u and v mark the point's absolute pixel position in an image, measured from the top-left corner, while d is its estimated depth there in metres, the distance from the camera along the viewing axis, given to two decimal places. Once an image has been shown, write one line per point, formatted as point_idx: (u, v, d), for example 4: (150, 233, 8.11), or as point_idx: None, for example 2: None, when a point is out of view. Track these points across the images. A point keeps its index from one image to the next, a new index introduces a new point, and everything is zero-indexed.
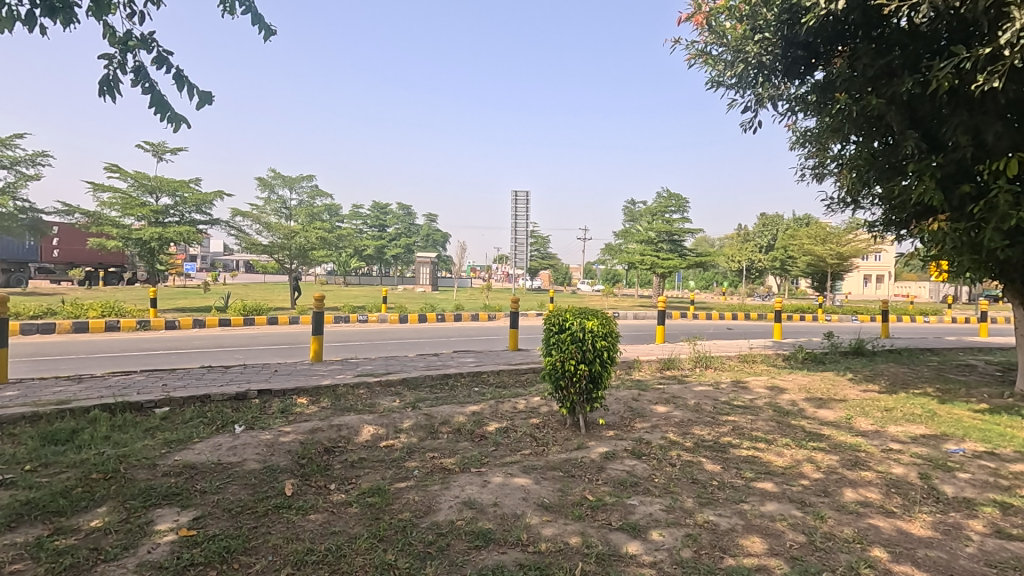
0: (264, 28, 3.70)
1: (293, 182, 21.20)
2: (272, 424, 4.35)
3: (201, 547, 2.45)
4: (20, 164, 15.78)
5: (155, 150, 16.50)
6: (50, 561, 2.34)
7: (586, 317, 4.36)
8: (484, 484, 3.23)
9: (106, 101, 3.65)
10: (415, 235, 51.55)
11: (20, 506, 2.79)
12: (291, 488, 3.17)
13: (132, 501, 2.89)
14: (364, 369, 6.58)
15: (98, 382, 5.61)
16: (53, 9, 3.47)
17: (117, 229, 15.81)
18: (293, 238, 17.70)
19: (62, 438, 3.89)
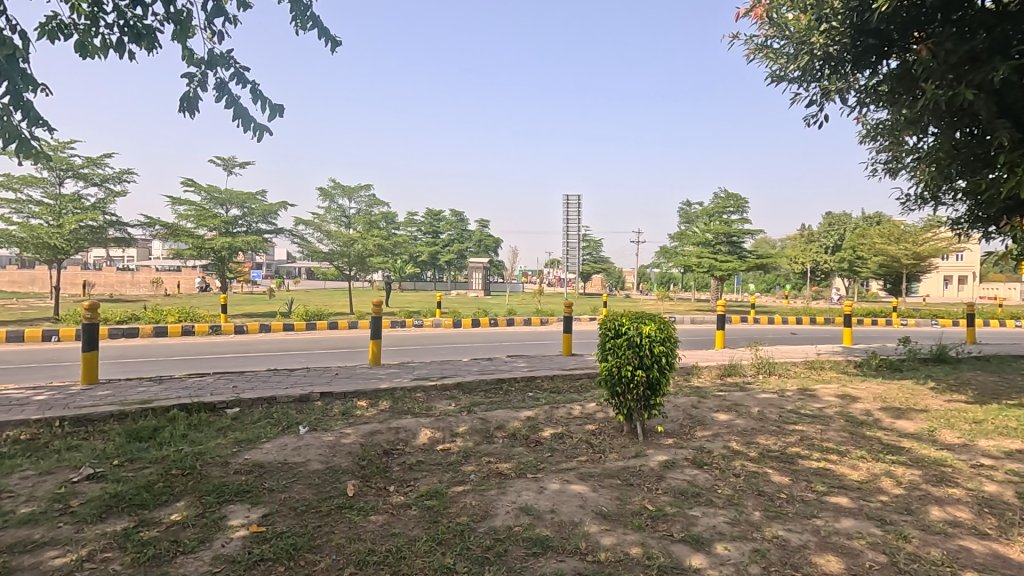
0: (330, 40, 4.02)
1: (351, 192, 21.39)
2: (333, 426, 4.49)
3: (269, 544, 2.55)
4: (109, 181, 17.06)
5: (226, 164, 17.56)
6: (136, 552, 2.48)
7: (643, 322, 4.27)
8: (541, 491, 3.20)
9: (188, 116, 3.99)
10: (467, 241, 52.22)
11: (110, 498, 3.00)
12: (353, 488, 3.26)
13: (208, 497, 3.05)
14: (421, 374, 6.69)
15: (176, 383, 5.99)
16: (139, 35, 3.81)
17: (193, 239, 16.87)
18: (352, 246, 18.38)
19: (144, 435, 4.17)
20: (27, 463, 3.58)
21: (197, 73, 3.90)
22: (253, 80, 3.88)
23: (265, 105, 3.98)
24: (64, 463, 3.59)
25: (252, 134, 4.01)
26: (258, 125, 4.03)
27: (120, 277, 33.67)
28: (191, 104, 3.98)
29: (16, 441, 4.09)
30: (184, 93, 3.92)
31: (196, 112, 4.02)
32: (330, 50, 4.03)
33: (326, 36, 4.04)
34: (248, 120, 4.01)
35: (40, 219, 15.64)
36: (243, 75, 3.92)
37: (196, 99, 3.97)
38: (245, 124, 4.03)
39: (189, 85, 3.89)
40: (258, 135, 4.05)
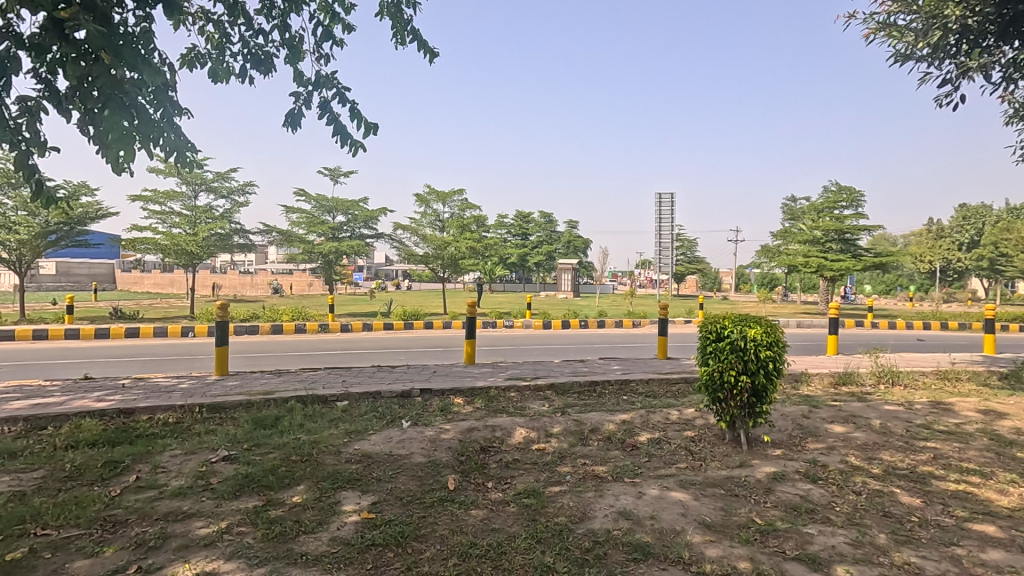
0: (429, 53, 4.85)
1: (446, 198, 22.37)
2: (433, 421, 4.68)
3: (380, 530, 2.72)
4: (234, 194, 18.93)
5: (333, 174, 18.90)
6: (265, 528, 2.73)
7: (747, 325, 4.06)
8: (639, 496, 3.13)
9: (291, 132, 4.58)
10: (556, 242, 52.18)
11: (242, 478, 3.34)
12: (454, 482, 3.38)
13: (324, 482, 3.31)
14: (513, 374, 6.78)
15: (293, 376, 6.53)
16: (258, 61, 4.41)
17: (304, 244, 18.30)
18: (446, 249, 19.08)
19: (268, 423, 4.58)
20: (175, 444, 4.07)
21: (304, 92, 4.54)
22: (354, 101, 4.55)
23: (362, 124, 4.60)
24: (204, 445, 4.04)
25: (348, 151, 4.58)
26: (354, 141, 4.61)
27: (242, 279, 37.25)
28: (294, 120, 4.55)
29: (165, 423, 4.65)
30: (291, 110, 4.50)
31: (298, 128, 4.58)
32: (428, 61, 4.76)
33: (424, 48, 4.83)
34: (345, 137, 4.60)
35: (180, 229, 17.70)
36: (344, 96, 4.57)
37: (300, 116, 4.55)
38: (341, 140, 4.62)
39: (296, 103, 4.50)
40: (354, 150, 4.62)
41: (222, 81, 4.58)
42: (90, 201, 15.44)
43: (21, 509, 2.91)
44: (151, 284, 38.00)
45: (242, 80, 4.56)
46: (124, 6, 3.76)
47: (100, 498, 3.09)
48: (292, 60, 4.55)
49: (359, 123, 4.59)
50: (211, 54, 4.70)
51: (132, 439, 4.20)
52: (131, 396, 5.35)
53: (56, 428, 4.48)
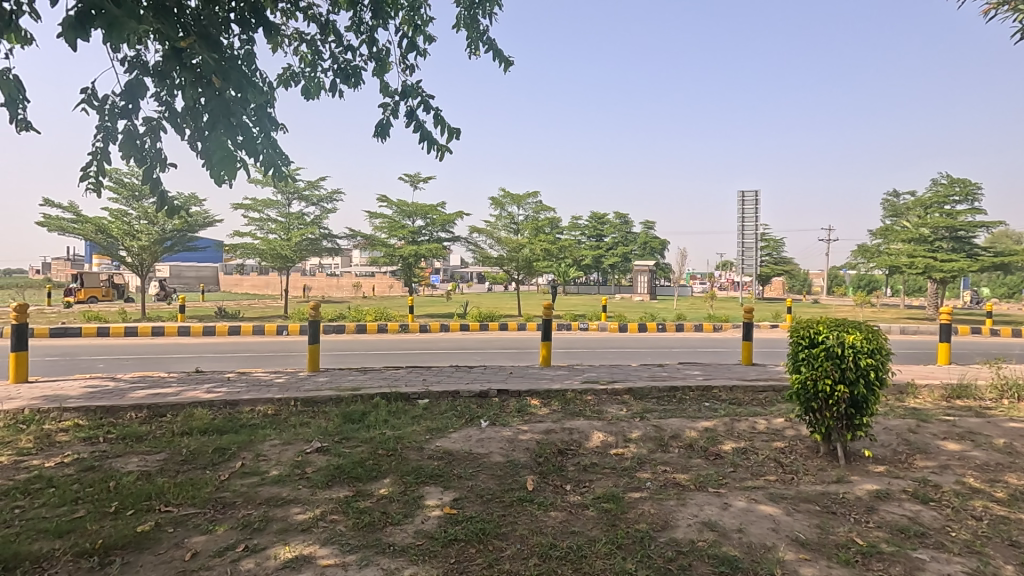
0: (504, 62, 5.01)
1: (521, 200, 22.52)
2: (511, 422, 4.74)
3: (462, 526, 2.79)
4: (323, 201, 20.12)
5: (413, 180, 19.59)
6: (356, 517, 2.89)
7: (845, 330, 3.79)
8: (724, 507, 3.01)
9: (380, 141, 4.82)
10: (631, 242, 51.10)
11: (334, 469, 3.54)
12: (532, 483, 3.41)
13: (408, 476, 3.44)
14: (590, 377, 6.73)
15: (377, 373, 6.84)
16: (347, 75, 4.68)
17: (386, 248, 19.13)
18: (520, 251, 19.25)
19: (355, 418, 4.84)
20: (274, 434, 4.39)
21: (392, 103, 4.76)
22: (438, 107, 4.71)
23: (446, 128, 4.78)
24: (299, 436, 4.33)
25: (434, 155, 4.75)
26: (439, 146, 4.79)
27: (330, 281, 39.64)
28: (383, 130, 4.79)
29: (265, 415, 5.03)
30: (380, 121, 4.74)
31: (387, 137, 4.82)
32: (504, 69, 4.94)
33: (499, 57, 5.02)
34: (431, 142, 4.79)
35: (275, 234, 19.06)
36: (428, 103, 4.74)
37: (388, 126, 4.78)
38: (428, 146, 4.80)
39: (385, 114, 4.73)
40: (439, 154, 4.78)
41: (314, 97, 4.90)
42: (199, 211, 16.97)
43: (148, 487, 3.25)
44: (250, 285, 41.23)
45: (332, 94, 4.84)
46: (232, 31, 4.06)
47: (212, 481, 3.39)
48: (379, 73, 4.78)
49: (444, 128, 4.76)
50: (304, 72, 5.02)
51: (237, 428, 4.58)
52: (236, 389, 5.83)
53: (174, 415, 4.96)
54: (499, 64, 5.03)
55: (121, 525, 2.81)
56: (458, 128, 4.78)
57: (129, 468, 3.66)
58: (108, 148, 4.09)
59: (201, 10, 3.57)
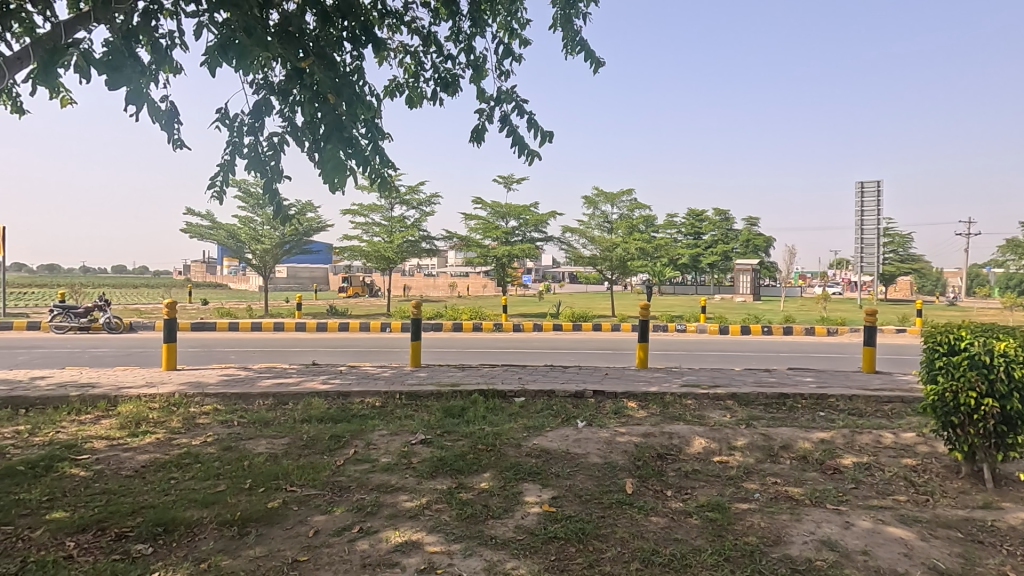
0: (595, 62, 5.00)
1: (615, 199, 22.11)
2: (608, 423, 4.68)
3: (561, 524, 2.80)
4: (422, 205, 21.02)
5: (507, 182, 19.92)
6: (459, 509, 2.99)
7: (993, 338, 3.36)
8: (846, 526, 2.78)
9: (475, 146, 4.98)
10: (733, 240, 48.36)
11: (438, 461, 3.70)
12: (631, 486, 3.35)
13: (507, 472, 3.52)
14: (690, 380, 6.46)
15: (474, 371, 7.04)
16: (446, 83, 4.87)
17: (481, 248, 19.61)
18: (614, 250, 18.91)
19: (455, 413, 5.01)
20: (381, 424, 4.67)
21: (487, 108, 4.89)
22: (531, 112, 4.82)
23: (538, 133, 4.94)
24: (404, 428, 4.56)
25: (525, 159, 4.87)
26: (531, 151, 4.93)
27: (428, 281, 41.36)
28: (478, 135, 4.94)
29: (373, 406, 5.36)
30: (475, 126, 4.89)
31: (481, 142, 4.96)
32: (596, 69, 4.94)
33: (592, 58, 5.00)
34: (523, 146, 4.92)
35: (379, 237, 20.20)
36: (521, 107, 4.83)
37: (483, 131, 4.93)
38: (521, 150, 4.93)
39: (480, 119, 4.88)
40: (530, 159, 4.94)
41: (416, 106, 5.15)
42: (313, 216, 18.41)
43: (275, 467, 3.59)
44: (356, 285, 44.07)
45: (433, 102, 5.05)
46: (345, 48, 4.38)
47: (329, 465, 3.67)
48: (476, 79, 4.93)
49: (535, 133, 4.93)
50: (408, 82, 5.29)
51: (349, 417, 4.93)
52: (347, 381, 6.27)
53: (295, 404, 5.44)
54: (591, 65, 5.03)
55: (255, 500, 3.13)
56: (549, 133, 4.94)
57: (260, 449, 4.07)
58: (235, 161, 4.56)
59: (319, 32, 3.90)
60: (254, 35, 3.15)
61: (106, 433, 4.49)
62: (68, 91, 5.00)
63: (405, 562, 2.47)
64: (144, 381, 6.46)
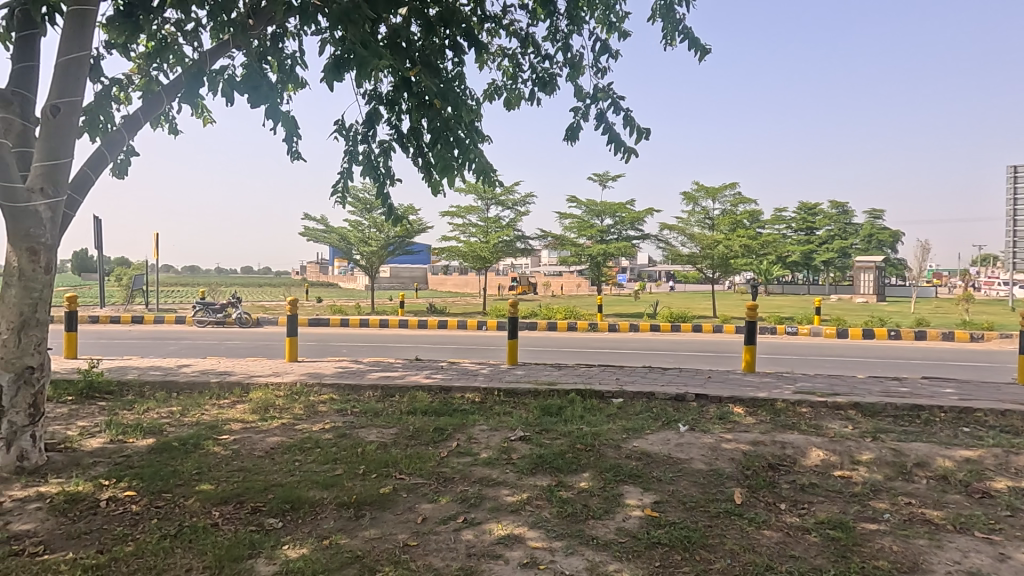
0: (700, 49, 4.79)
1: (717, 193, 21.02)
2: (712, 428, 4.47)
3: (664, 530, 2.73)
4: (517, 205, 21.30)
5: (602, 179, 19.65)
6: (559, 506, 3.01)
7: None
8: (999, 558, 2.45)
9: (570, 145, 4.97)
10: (852, 235, 44.11)
11: (536, 458, 3.74)
12: (740, 496, 3.17)
13: (607, 473, 3.48)
14: (804, 387, 6.00)
15: (570, 370, 7.03)
16: (544, 82, 4.90)
17: (575, 247, 19.49)
18: (716, 248, 17.98)
19: (553, 411, 5.04)
20: (481, 419, 4.80)
21: (583, 106, 4.87)
22: (628, 109, 4.75)
23: (635, 130, 4.87)
24: (504, 424, 4.66)
25: (622, 157, 4.80)
26: (627, 148, 4.86)
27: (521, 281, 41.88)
28: (573, 133, 4.92)
29: (473, 401, 5.53)
30: (570, 124, 4.88)
31: (576, 140, 4.94)
32: (701, 58, 4.74)
33: (696, 46, 4.80)
34: (619, 144, 4.86)
35: (476, 238, 20.74)
36: (618, 105, 4.77)
37: (578, 129, 4.90)
38: (616, 147, 4.87)
39: (575, 117, 4.86)
40: (627, 156, 4.87)
41: (513, 107, 5.24)
42: (415, 219, 19.31)
43: (385, 455, 3.81)
44: (453, 285, 45.60)
45: (530, 102, 5.11)
46: (447, 56, 4.54)
47: (434, 456, 3.84)
48: (573, 78, 4.92)
49: (632, 130, 4.87)
50: (507, 85, 5.39)
51: (451, 411, 5.12)
52: (448, 376, 6.51)
53: (401, 396, 5.74)
54: (696, 53, 4.84)
55: (368, 485, 3.35)
56: (647, 129, 4.87)
57: (371, 438, 4.34)
58: (352, 168, 4.91)
59: (424, 42, 4.06)
60: (369, 47, 3.36)
61: (241, 416, 5.02)
62: (210, 112, 5.65)
63: (508, 555, 2.53)
64: (270, 371, 7.14)
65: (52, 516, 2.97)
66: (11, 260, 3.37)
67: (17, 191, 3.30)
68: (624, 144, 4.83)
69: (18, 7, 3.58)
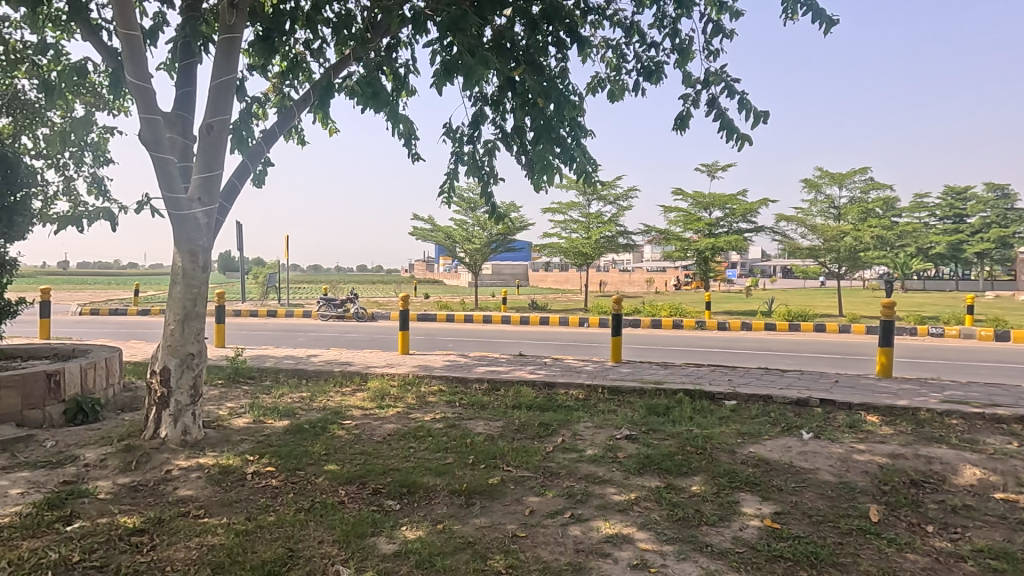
0: (827, 22, 4.40)
1: (843, 179, 19.12)
2: (841, 437, 4.09)
3: (788, 543, 2.54)
4: (620, 199, 20.85)
5: (710, 169, 18.67)
6: (669, 509, 2.91)
7: None
8: None
9: (679, 134, 4.78)
10: (1015, 222, 38.07)
11: (644, 458, 3.64)
12: (877, 513, 2.87)
13: (721, 479, 3.31)
14: (954, 395, 5.29)
15: (677, 370, 6.77)
16: (650, 72, 4.75)
17: (680, 242, 18.70)
18: (842, 240, 16.38)
19: (660, 411, 4.88)
20: (585, 416, 4.77)
21: (693, 93, 4.66)
22: (743, 93, 4.48)
23: (751, 114, 4.58)
24: (609, 422, 4.59)
25: (736, 144, 4.56)
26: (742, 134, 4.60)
27: (623, 277, 41.02)
28: (683, 121, 4.72)
29: (577, 398, 5.51)
30: (679, 113, 4.69)
31: (686, 129, 4.74)
32: (827, 31, 4.36)
33: (821, 19, 4.41)
34: (733, 130, 4.61)
35: (577, 234, 20.61)
36: (732, 88, 4.50)
37: (688, 117, 4.70)
38: (729, 134, 4.62)
39: (685, 105, 4.65)
40: (740, 144, 4.62)
41: (617, 98, 5.13)
42: (517, 216, 19.60)
43: (493, 447, 3.92)
44: (554, 282, 45.74)
45: (635, 93, 4.97)
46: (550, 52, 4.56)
47: (540, 451, 3.88)
48: (681, 64, 4.72)
49: (747, 114, 4.59)
50: (610, 76, 5.29)
51: (555, 407, 5.15)
52: (552, 372, 6.55)
53: (506, 390, 5.87)
54: (821, 26, 4.46)
55: (478, 475, 3.46)
56: (765, 113, 4.57)
57: (479, 430, 4.48)
58: (458, 169, 5.10)
59: (528, 41, 4.11)
60: (476, 53, 3.48)
61: (361, 403, 5.41)
62: (332, 121, 6.13)
63: (617, 555, 2.49)
64: (385, 363, 7.61)
65: (210, 485, 3.39)
66: (176, 261, 3.92)
67: (181, 201, 3.83)
68: (738, 130, 4.58)
69: (179, 40, 4.11)
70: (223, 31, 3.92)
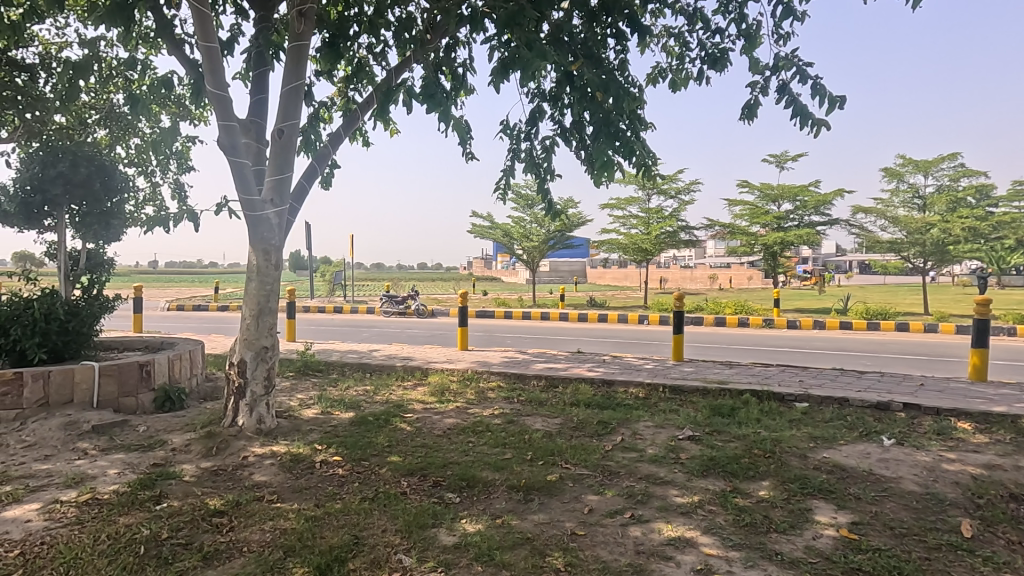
0: None
1: (929, 167, 17.70)
2: (927, 445, 3.79)
3: (867, 556, 2.38)
4: (681, 194, 20.25)
5: (779, 160, 17.78)
6: (735, 514, 2.79)
7: None
8: None
9: (746, 124, 4.52)
10: None
11: (708, 460, 3.52)
12: (970, 528, 2.63)
13: (792, 484, 3.14)
14: None
15: (743, 369, 6.49)
16: (714, 59, 4.58)
17: (746, 236, 17.94)
18: (928, 232, 15.17)
19: (725, 412, 4.71)
20: (646, 416, 4.67)
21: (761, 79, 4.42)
22: (818, 77, 4.23)
23: (827, 99, 4.33)
24: (670, 422, 4.47)
25: (810, 131, 4.32)
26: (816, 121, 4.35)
27: (685, 274, 39.89)
28: (751, 110, 4.47)
29: (637, 397, 5.40)
30: (747, 101, 4.44)
31: (754, 118, 4.48)
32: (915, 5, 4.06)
33: None
34: (806, 117, 4.36)
35: (637, 229, 20.18)
36: (804, 71, 4.23)
37: (756, 106, 4.44)
38: (802, 121, 4.38)
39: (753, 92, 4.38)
40: (815, 130, 4.36)
41: (680, 88, 4.97)
42: (575, 213, 19.44)
43: (551, 444, 3.90)
44: (613, 278, 45.11)
45: (699, 82, 4.80)
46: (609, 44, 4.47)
47: (599, 449, 3.83)
48: (748, 49, 4.52)
49: (822, 99, 4.34)
50: (672, 66, 5.13)
51: (614, 405, 5.07)
52: (611, 370, 6.45)
53: (564, 387, 5.84)
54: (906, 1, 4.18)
55: (536, 471, 3.46)
56: (841, 97, 4.32)
57: (537, 426, 4.48)
58: (514, 166, 5.10)
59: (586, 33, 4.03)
60: (533, 47, 3.43)
61: (422, 397, 5.54)
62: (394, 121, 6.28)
63: (680, 559, 2.42)
64: (445, 358, 7.75)
65: (282, 471, 3.58)
66: (251, 259, 4.13)
67: (255, 202, 4.04)
68: (813, 116, 4.32)
69: (253, 50, 4.33)
70: (292, 39, 4.09)
